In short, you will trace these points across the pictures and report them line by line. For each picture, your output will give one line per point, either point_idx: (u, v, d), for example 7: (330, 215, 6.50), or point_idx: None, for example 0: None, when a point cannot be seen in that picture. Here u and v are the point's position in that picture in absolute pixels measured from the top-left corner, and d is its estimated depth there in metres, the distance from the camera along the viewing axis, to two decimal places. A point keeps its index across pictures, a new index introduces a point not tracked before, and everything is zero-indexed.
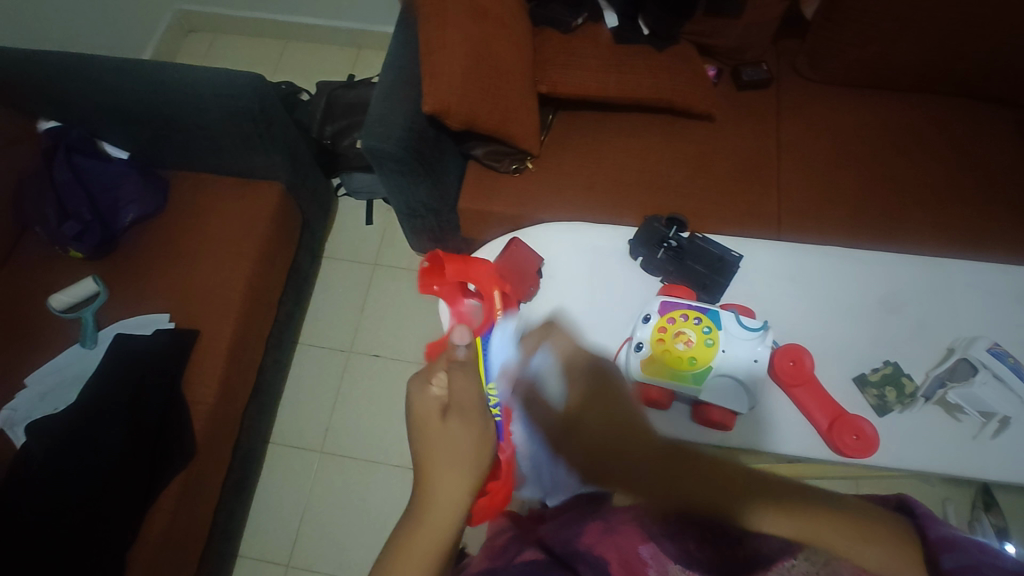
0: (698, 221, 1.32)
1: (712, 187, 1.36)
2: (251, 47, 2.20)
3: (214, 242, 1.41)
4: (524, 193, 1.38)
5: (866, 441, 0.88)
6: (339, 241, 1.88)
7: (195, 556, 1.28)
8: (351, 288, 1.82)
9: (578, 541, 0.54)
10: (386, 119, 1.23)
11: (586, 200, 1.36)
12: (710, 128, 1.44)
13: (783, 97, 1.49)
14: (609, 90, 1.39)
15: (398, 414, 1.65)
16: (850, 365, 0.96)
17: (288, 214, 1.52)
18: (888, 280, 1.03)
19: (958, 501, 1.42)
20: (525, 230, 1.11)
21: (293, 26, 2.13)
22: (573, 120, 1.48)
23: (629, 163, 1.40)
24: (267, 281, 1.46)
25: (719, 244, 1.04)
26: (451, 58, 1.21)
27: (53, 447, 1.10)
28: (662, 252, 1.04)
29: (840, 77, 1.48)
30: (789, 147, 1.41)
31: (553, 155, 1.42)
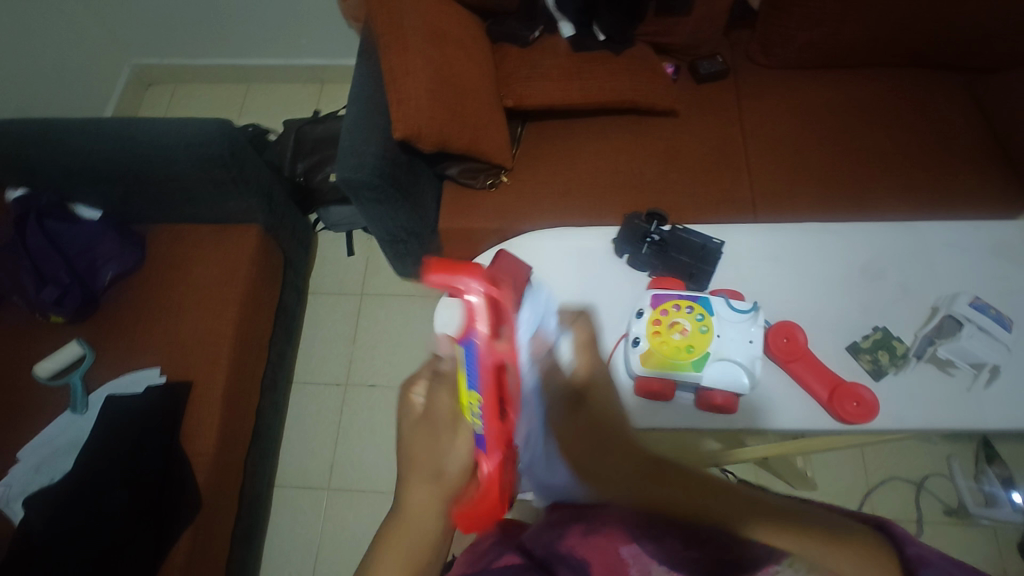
0: (676, 213, 1.35)
1: (685, 179, 1.39)
2: (214, 94, 2.20)
3: (198, 291, 1.40)
4: (503, 206, 1.40)
5: (866, 406, 0.90)
6: (324, 276, 1.87)
7: None
8: (341, 321, 1.81)
9: (559, 544, 0.59)
10: (358, 150, 1.23)
11: (564, 206, 1.38)
12: (675, 123, 1.47)
13: (741, 85, 1.54)
14: (573, 97, 1.41)
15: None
16: (842, 336, 0.99)
17: (268, 255, 1.52)
18: (867, 248, 1.05)
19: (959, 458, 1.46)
20: (511, 241, 1.12)
21: (253, 68, 2.14)
22: (542, 130, 1.50)
23: (602, 165, 1.43)
24: (255, 324, 1.45)
25: (699, 233, 1.07)
26: (417, 83, 1.23)
27: (54, 518, 1.07)
28: (646, 247, 1.05)
29: (793, 61, 1.53)
30: (754, 132, 1.45)
31: (527, 166, 1.44)
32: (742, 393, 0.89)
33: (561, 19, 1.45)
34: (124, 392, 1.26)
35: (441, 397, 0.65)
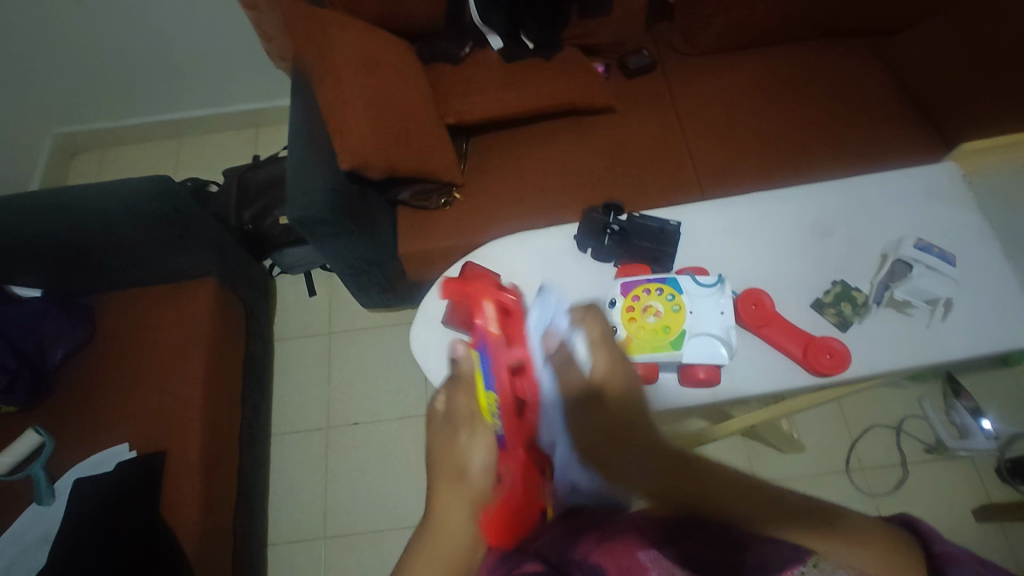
0: (629, 204, 1.38)
1: (632, 171, 1.43)
2: (148, 153, 2.13)
3: (160, 355, 1.34)
4: (460, 222, 1.40)
5: (838, 357, 0.93)
6: (289, 320, 1.83)
7: None
8: (313, 364, 1.76)
9: (573, 549, 0.54)
10: (307, 187, 1.22)
11: (520, 213, 1.39)
12: (614, 118, 1.51)
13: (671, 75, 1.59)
14: (513, 107, 1.44)
15: (395, 475, 1.60)
16: (805, 295, 1.02)
17: (227, 308, 1.47)
18: (813, 209, 1.10)
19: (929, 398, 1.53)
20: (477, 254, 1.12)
21: (185, 122, 2.09)
22: (487, 143, 1.52)
23: (551, 168, 1.45)
24: (224, 380, 1.40)
25: (656, 218, 1.08)
26: (355, 112, 1.22)
27: None
28: (608, 238, 1.06)
29: (713, 45, 1.59)
30: (689, 117, 1.51)
31: (479, 180, 1.46)
32: (721, 364, 0.92)
33: (488, 33, 1.46)
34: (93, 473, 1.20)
35: (458, 398, 0.71)
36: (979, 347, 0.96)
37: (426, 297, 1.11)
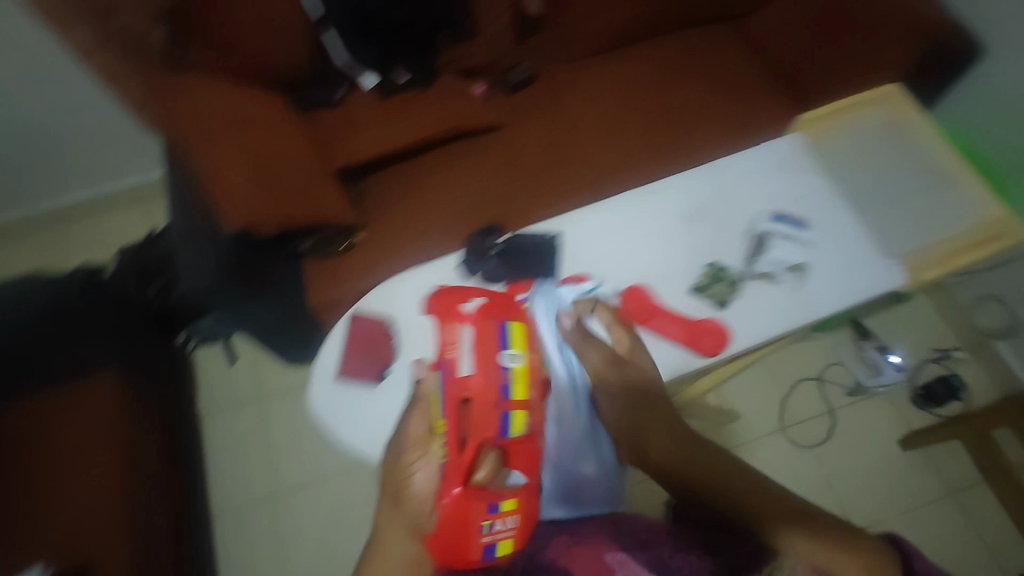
0: (521, 218, 1.43)
1: (526, 186, 1.47)
2: (30, 247, 1.99)
3: (65, 465, 1.25)
4: (368, 261, 1.39)
5: (718, 336, 1.15)
6: (212, 391, 1.74)
7: None
8: (244, 431, 1.69)
9: (544, 553, 0.90)
10: (190, 265, 1.19)
11: (426, 245, 1.40)
12: (503, 133, 1.54)
13: (549, 81, 1.63)
14: (404, 138, 1.46)
15: (354, 520, 1.59)
16: (662, 286, 1.20)
17: (137, 397, 1.38)
18: (661, 207, 1.28)
19: (843, 341, 1.71)
20: (366, 310, 1.23)
21: (66, 204, 1.96)
22: (379, 177, 1.51)
23: (447, 193, 1.46)
24: (138, 473, 1.30)
25: (534, 233, 1.26)
26: (224, 181, 1.18)
27: None
28: (492, 256, 1.23)
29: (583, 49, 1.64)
30: (577, 122, 1.55)
31: (376, 216, 1.45)
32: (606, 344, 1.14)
33: (362, 73, 1.47)
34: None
35: (417, 427, 1.00)
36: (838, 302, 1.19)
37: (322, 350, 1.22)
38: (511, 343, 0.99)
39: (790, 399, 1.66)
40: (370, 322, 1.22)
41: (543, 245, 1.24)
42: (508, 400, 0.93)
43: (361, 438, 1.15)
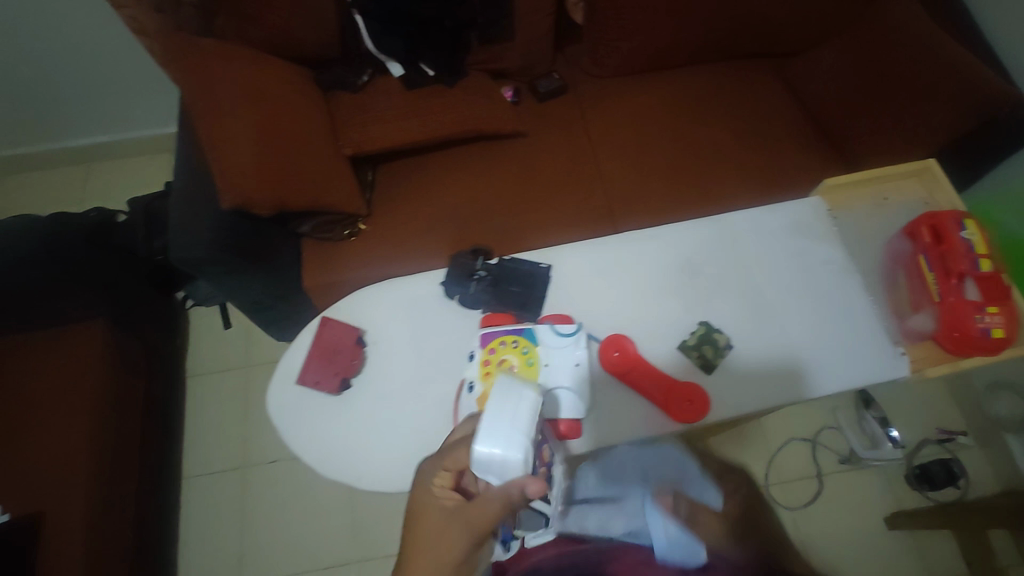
0: (719, 184, 1.17)
1: (737, 172, 1.18)
2: (35, 187, 1.65)
3: (76, 336, 1.11)
4: (553, 143, 1.23)
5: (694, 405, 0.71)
6: (205, 354, 1.43)
7: (161, 484, 1.21)
8: (231, 400, 1.38)
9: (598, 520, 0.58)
10: (190, 222, 0.95)
11: (619, 164, 1.20)
12: (777, 99, 1.27)
13: (791, 73, 1.29)
14: (675, 44, 1.25)
15: (332, 506, 1.27)
16: (828, 365, 0.75)
17: (127, 350, 1.17)
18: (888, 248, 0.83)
19: (968, 448, 1.29)
20: (337, 302, 0.83)
21: (92, 145, 1.62)
22: (598, 90, 1.31)
23: (644, 143, 1.23)
24: (130, 420, 1.14)
25: (678, 236, 0.84)
26: (270, 122, 0.99)
27: (72, 349, 1.10)
28: (477, 285, 0.80)
29: (840, 44, 1.21)
30: (793, 124, 1.24)
31: (560, 131, 1.25)
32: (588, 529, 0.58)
33: None
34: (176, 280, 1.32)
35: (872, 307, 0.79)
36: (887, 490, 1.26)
37: (632, 223, 1.14)
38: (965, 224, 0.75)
39: (905, 474, 1.27)
40: (498, 220, 1.14)
41: (712, 228, 0.84)
42: (972, 247, 0.74)
43: (304, 440, 0.75)
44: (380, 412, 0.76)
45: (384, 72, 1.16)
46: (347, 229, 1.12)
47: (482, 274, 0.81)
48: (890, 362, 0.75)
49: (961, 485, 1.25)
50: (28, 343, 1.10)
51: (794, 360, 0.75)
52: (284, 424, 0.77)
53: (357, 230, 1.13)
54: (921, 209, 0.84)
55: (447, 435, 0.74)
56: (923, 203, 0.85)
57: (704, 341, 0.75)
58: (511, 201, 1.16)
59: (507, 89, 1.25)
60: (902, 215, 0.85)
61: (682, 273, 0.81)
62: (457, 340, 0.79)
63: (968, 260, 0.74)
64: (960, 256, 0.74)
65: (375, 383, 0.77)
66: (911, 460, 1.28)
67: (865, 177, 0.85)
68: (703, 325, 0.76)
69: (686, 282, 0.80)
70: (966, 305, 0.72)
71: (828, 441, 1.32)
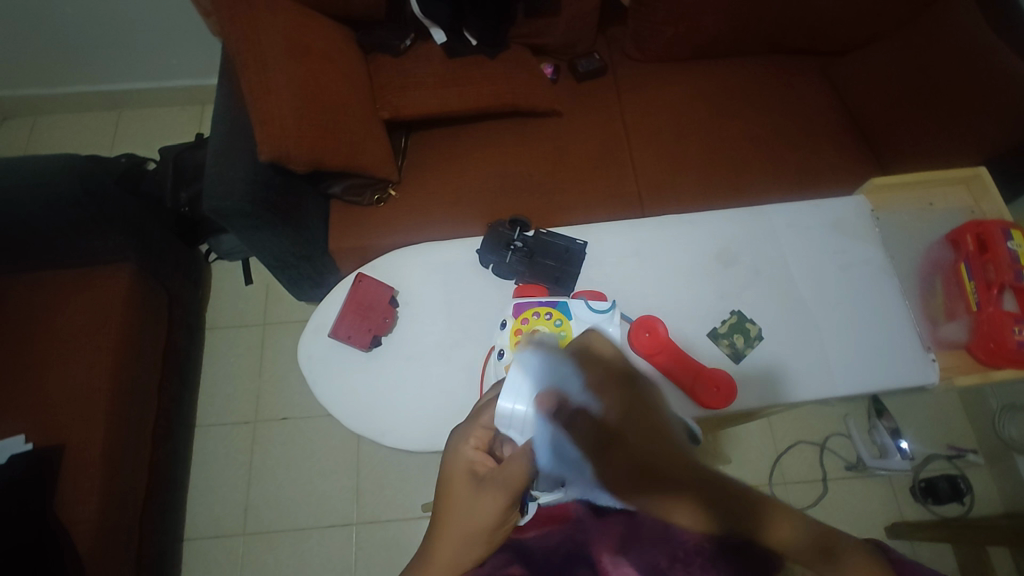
0: (753, 179, 1.15)
1: (773, 167, 1.17)
2: (67, 129, 1.66)
3: (103, 276, 1.13)
4: (589, 124, 1.22)
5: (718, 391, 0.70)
6: (224, 309, 1.45)
7: (175, 429, 1.23)
8: (246, 356, 1.40)
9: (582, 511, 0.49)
10: (226, 173, 0.94)
11: (654, 150, 1.19)
12: (820, 97, 1.25)
13: (837, 72, 1.26)
14: (722, 33, 1.23)
15: (339, 467, 1.29)
16: (859, 364, 0.75)
17: (151, 297, 1.19)
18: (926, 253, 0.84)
19: (978, 466, 1.28)
20: (373, 261, 0.85)
21: (127, 90, 1.63)
22: (638, 74, 1.29)
23: (681, 131, 1.21)
24: (149, 365, 1.16)
25: (714, 225, 0.83)
26: (310, 78, 0.98)
27: (98, 290, 1.12)
28: (511, 255, 0.80)
29: (891, 45, 1.18)
30: (834, 124, 1.22)
31: (597, 113, 1.23)
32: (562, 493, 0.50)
33: None
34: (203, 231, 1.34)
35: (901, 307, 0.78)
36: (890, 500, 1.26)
37: (662, 210, 1.13)
38: (1010, 233, 0.76)
39: (910, 486, 1.27)
40: (528, 197, 1.13)
41: (754, 217, 0.84)
42: (1017, 257, 0.74)
43: (330, 392, 0.77)
44: (406, 372, 0.77)
45: (426, 38, 1.15)
46: (377, 194, 1.12)
47: (519, 245, 0.81)
48: (922, 367, 0.74)
49: (965, 502, 1.25)
50: (55, 280, 1.12)
51: (827, 354, 0.75)
52: (312, 375, 0.79)
53: (387, 195, 1.13)
54: (968, 216, 0.84)
55: (470, 400, 0.74)
56: (970, 211, 0.85)
57: (736, 331, 0.76)
58: (542, 179, 1.15)
59: (547, 66, 1.24)
60: (947, 220, 0.85)
61: (720, 258, 0.81)
62: (486, 307, 0.80)
63: (1012, 270, 0.74)
64: (1004, 266, 0.74)
65: (402, 344, 0.78)
66: (918, 472, 1.28)
67: (914, 180, 0.85)
68: (735, 314, 0.77)
69: (724, 269, 0.80)
70: (1005, 317, 0.73)
71: (836, 445, 1.32)
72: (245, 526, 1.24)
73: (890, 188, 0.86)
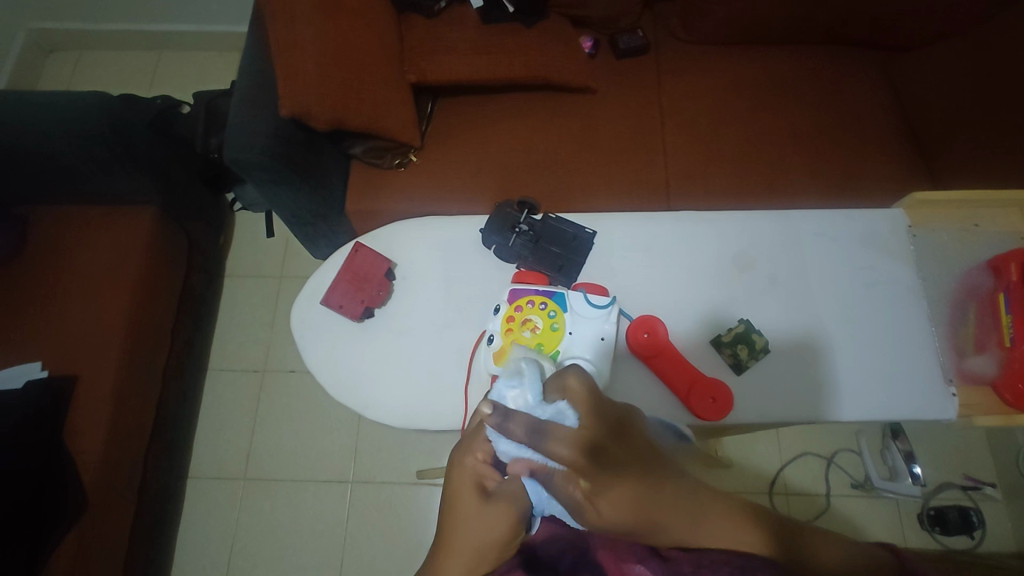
0: (790, 179, 1.09)
1: (813, 168, 1.10)
2: (106, 66, 1.68)
3: (126, 218, 1.15)
4: (623, 104, 1.17)
5: (717, 405, 0.68)
6: (242, 259, 1.47)
7: (186, 371, 1.26)
8: (260, 307, 1.42)
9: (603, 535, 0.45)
10: (248, 125, 0.93)
11: (690, 137, 1.13)
12: (876, 95, 1.16)
13: (896, 70, 1.18)
14: (776, 18, 1.15)
15: (339, 426, 1.31)
16: (873, 392, 0.71)
17: (172, 240, 1.21)
18: (958, 277, 0.79)
19: (994, 500, 1.22)
20: (374, 231, 0.84)
21: (167, 32, 1.63)
22: (682, 55, 1.22)
23: (719, 120, 1.15)
24: (165, 308, 1.18)
25: (734, 227, 0.80)
26: (339, 33, 0.96)
27: (120, 230, 1.14)
28: (515, 238, 0.79)
29: (962, 44, 1.09)
30: (887, 126, 1.14)
31: (634, 93, 1.18)
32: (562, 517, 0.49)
33: None
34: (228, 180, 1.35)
35: (924, 332, 0.74)
36: (897, 523, 1.22)
37: (689, 201, 1.08)
38: None
39: (917, 513, 1.22)
40: (551, 175, 1.10)
41: (777, 223, 0.80)
42: None
43: (320, 359, 0.77)
44: (399, 347, 0.77)
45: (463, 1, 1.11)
46: (398, 159, 1.10)
47: (524, 228, 0.80)
48: (940, 402, 0.70)
49: (975, 536, 1.19)
50: (81, 217, 1.15)
51: (840, 375, 0.72)
52: (305, 339, 0.79)
53: (407, 161, 1.11)
54: (1012, 242, 0.79)
55: (459, 383, 0.74)
56: (1016, 237, 0.79)
57: (740, 341, 0.71)
58: (566, 159, 1.11)
59: (586, 39, 1.19)
60: (989, 246, 0.79)
61: (734, 262, 0.77)
62: (487, 288, 0.78)
63: None
64: None
65: (399, 318, 0.78)
66: (928, 499, 1.23)
67: (960, 199, 0.79)
68: (743, 323, 0.72)
69: (740, 275, 0.77)
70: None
71: (843, 462, 1.27)
72: (245, 472, 1.28)
73: (933, 204, 0.81)
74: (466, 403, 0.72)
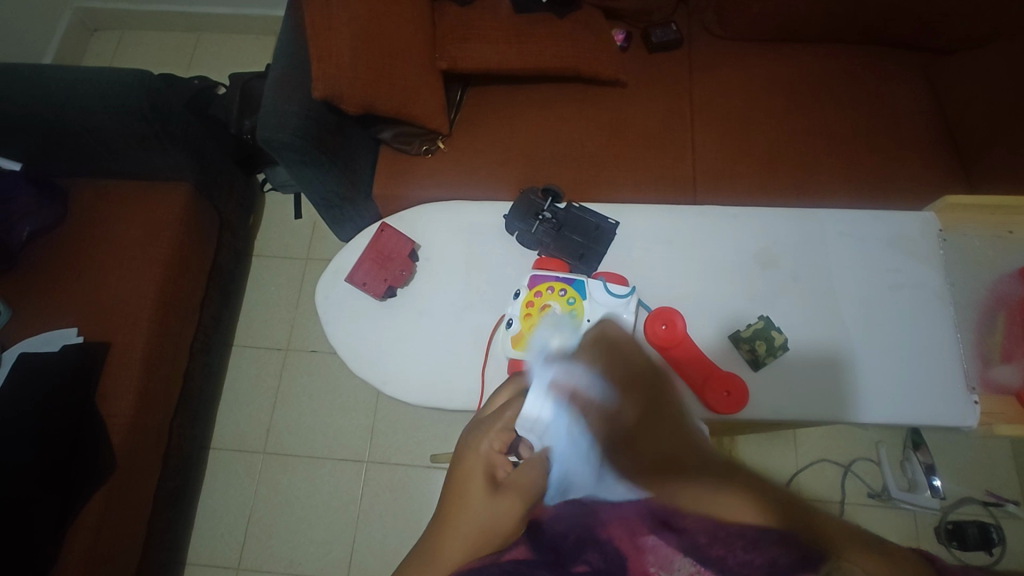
0: (819, 178, 1.07)
1: (844, 169, 1.08)
2: (148, 46, 1.73)
3: (160, 194, 1.18)
4: (652, 98, 1.16)
5: (732, 399, 0.68)
6: (270, 238, 1.51)
7: (212, 344, 1.30)
8: (286, 287, 1.46)
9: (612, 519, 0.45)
10: (281, 105, 0.95)
11: (719, 133, 1.12)
12: (915, 97, 1.14)
13: (937, 72, 1.15)
14: (814, 15, 1.13)
15: (357, 406, 1.34)
16: (893, 396, 0.70)
17: (203, 217, 1.24)
18: (989, 285, 0.77)
19: (1016, 518, 1.19)
20: (399, 212, 0.85)
21: (207, 14, 1.67)
22: (715, 51, 1.21)
23: (750, 116, 1.13)
24: (195, 282, 1.22)
25: (760, 223, 0.79)
26: (374, 17, 0.97)
27: (155, 204, 1.17)
28: (537, 225, 0.80)
29: (1007, 47, 1.06)
30: (924, 129, 1.11)
31: (664, 87, 1.17)
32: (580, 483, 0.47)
33: None
34: (259, 160, 1.38)
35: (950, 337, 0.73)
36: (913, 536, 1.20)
37: (715, 198, 1.07)
38: None
39: (935, 526, 1.20)
40: (576, 167, 1.10)
41: (803, 220, 0.79)
42: None
43: (341, 336, 0.79)
44: (418, 328, 0.78)
45: None
46: (426, 145, 1.11)
47: (547, 216, 0.81)
48: (962, 408, 0.69)
49: (994, 553, 1.17)
50: (118, 192, 1.19)
51: (860, 377, 0.71)
52: (327, 314, 0.81)
53: (435, 148, 1.12)
54: None
55: (475, 364, 0.75)
56: None
57: (758, 337, 0.70)
58: (592, 151, 1.11)
59: (618, 32, 1.19)
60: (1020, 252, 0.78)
61: (757, 259, 0.77)
62: (507, 274, 0.80)
63: None
64: None
65: (419, 299, 0.79)
66: (946, 513, 1.20)
67: (998, 204, 0.77)
68: (763, 319, 0.71)
69: (762, 272, 0.76)
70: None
71: (860, 470, 1.25)
72: (264, 445, 1.31)
73: (968, 208, 0.79)
74: (481, 386, 0.74)
